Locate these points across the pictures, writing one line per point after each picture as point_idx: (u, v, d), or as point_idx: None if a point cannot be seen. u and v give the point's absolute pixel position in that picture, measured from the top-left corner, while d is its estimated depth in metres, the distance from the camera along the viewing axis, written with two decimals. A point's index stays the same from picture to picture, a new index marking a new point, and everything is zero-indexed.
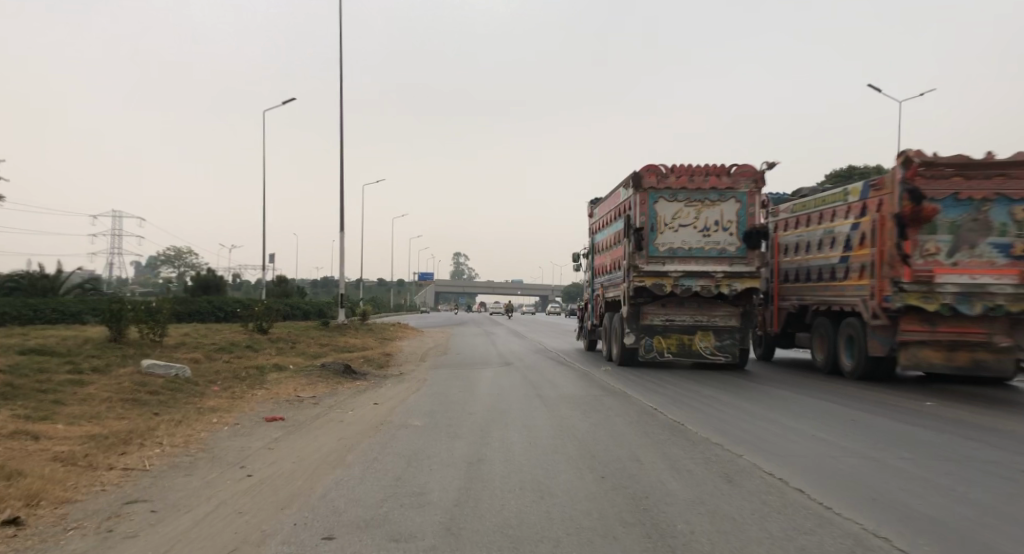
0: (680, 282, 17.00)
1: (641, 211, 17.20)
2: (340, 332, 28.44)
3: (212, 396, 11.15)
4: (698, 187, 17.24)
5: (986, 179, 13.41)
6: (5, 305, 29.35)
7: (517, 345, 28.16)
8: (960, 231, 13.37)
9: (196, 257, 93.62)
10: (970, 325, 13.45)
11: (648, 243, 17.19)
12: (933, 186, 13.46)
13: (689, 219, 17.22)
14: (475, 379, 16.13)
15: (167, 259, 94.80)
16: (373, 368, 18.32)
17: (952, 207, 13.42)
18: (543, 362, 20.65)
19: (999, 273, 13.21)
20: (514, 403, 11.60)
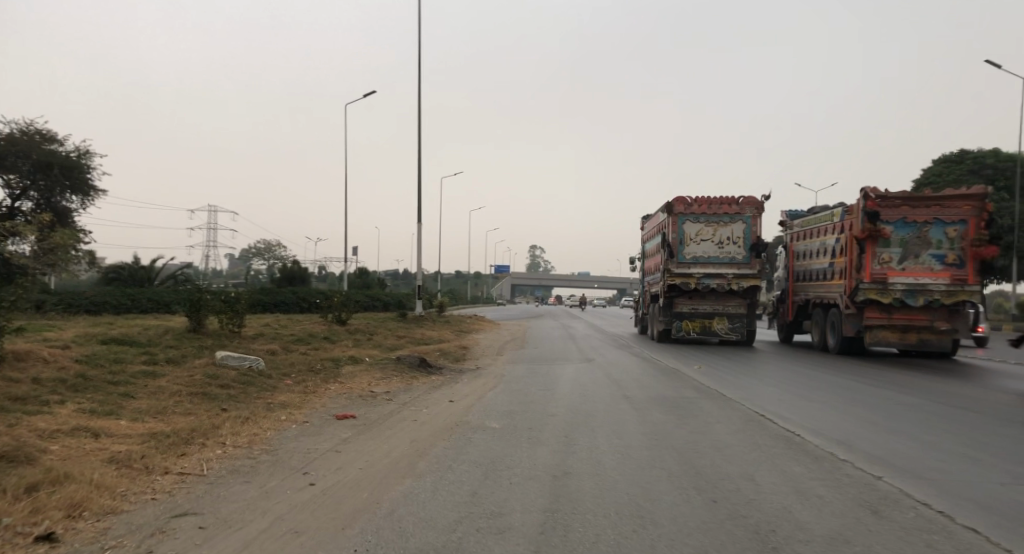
0: (701, 281, 23.00)
1: (673, 230, 23.17)
2: (418, 324, 28.21)
3: (284, 390, 10.78)
4: (715, 212, 23.08)
5: (927, 207, 17.95)
6: (106, 296, 30.82)
7: (597, 339, 27.09)
8: (908, 245, 18.00)
9: (285, 250, 97.23)
10: (917, 313, 18.09)
11: (678, 253, 23.14)
12: (886, 212, 18.02)
13: (708, 236, 23.09)
14: (555, 376, 15.23)
15: (258, 251, 98.86)
16: (449, 361, 17.79)
17: (902, 227, 17.98)
18: (627, 358, 19.53)
19: (937, 276, 17.79)
20: (600, 405, 10.63)
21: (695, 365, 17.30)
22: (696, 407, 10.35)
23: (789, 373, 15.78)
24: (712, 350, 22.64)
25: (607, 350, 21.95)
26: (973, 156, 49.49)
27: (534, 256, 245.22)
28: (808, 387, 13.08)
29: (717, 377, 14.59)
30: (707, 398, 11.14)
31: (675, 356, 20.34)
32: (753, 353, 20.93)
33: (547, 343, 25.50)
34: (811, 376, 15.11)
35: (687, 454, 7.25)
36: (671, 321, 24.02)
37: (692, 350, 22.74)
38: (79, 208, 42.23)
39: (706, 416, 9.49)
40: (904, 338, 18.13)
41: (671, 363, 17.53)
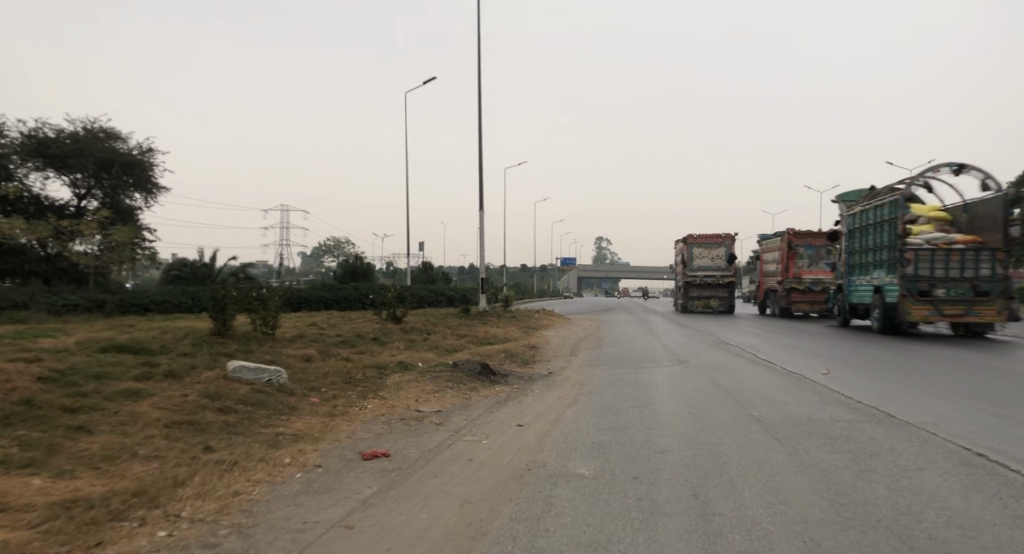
0: (704, 280, 39.23)
1: (688, 252, 38.32)
2: (481, 320, 25.85)
3: (305, 413, 8.40)
4: (712, 243, 38.96)
5: (820, 238, 32.42)
6: (164, 294, 29.91)
7: (683, 336, 23.91)
8: (812, 257, 32.58)
9: (353, 246, 97.17)
10: (818, 293, 32.19)
11: (690, 265, 39.78)
12: (798, 240, 32.71)
13: (706, 255, 40.04)
14: (652, 384, 12.39)
15: (328, 249, 99.18)
16: (516, 365, 15.25)
17: (810, 249, 32.41)
18: (732, 358, 16.48)
19: (825, 273, 32.51)
20: (721, 431, 7.79)
21: (823, 367, 14.07)
22: (865, 435, 7.26)
23: (948, 374, 12.46)
24: (827, 346, 19.26)
25: (702, 349, 18.85)
26: None
27: (601, 248, 240.29)
28: (1002, 396, 9.72)
29: (862, 384, 11.39)
30: (872, 421, 8.00)
31: (786, 354, 17.16)
32: (882, 352, 17.46)
33: (630, 342, 22.57)
34: (987, 379, 11.73)
35: (913, 541, 4.28)
36: (689, 303, 40.50)
37: (800, 347, 19.36)
38: (142, 206, 41.95)
39: (894, 453, 6.41)
40: (813, 306, 32.27)
41: (787, 366, 14.38)
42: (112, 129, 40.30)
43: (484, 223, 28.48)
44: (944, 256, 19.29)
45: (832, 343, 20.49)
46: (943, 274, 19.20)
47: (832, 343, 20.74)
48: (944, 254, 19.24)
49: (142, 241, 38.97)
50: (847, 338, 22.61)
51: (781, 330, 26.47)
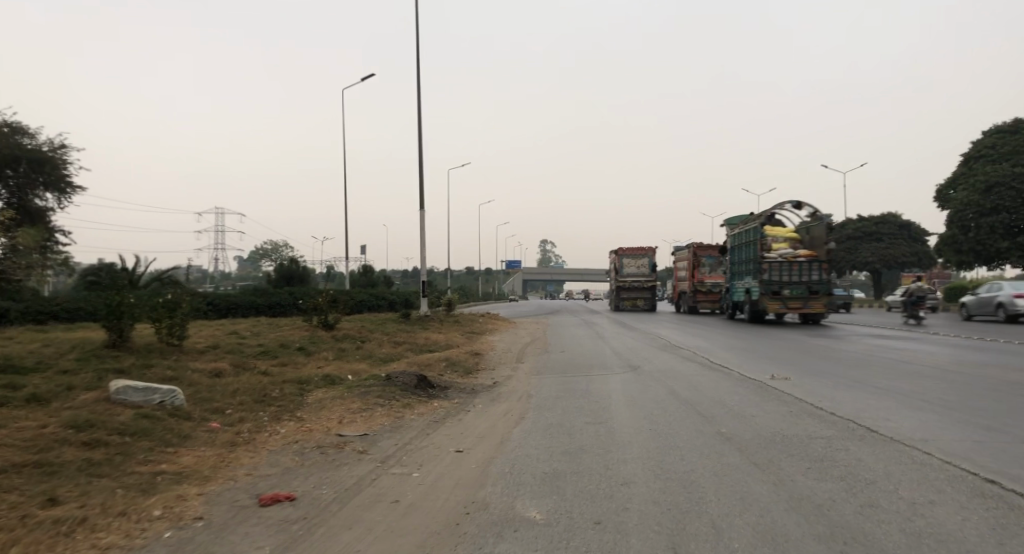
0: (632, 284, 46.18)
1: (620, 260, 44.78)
2: (422, 325, 24.52)
3: (199, 444, 6.94)
4: (637, 252, 46.14)
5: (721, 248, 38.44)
6: (76, 302, 27.45)
7: (633, 340, 23.08)
8: (714, 264, 38.43)
9: (292, 248, 93.84)
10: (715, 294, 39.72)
11: (620, 272, 46.64)
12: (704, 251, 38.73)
13: (634, 264, 47.13)
14: (606, 394, 11.41)
15: (266, 252, 95.46)
16: (457, 375, 14.04)
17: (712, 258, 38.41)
18: (686, 363, 15.69)
19: None
20: (690, 454, 6.79)
21: (781, 371, 13.35)
22: (852, 457, 6.33)
23: (910, 377, 11.94)
24: (779, 349, 18.77)
25: (653, 353, 18.07)
26: None
27: (545, 251, 241.10)
28: (975, 398, 9.09)
29: (827, 387, 10.65)
30: (853, 437, 7.11)
31: (740, 358, 16.48)
32: (835, 355, 17.01)
33: (579, 346, 21.67)
34: (951, 379, 11.21)
35: None
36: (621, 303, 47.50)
37: (752, 350, 18.81)
38: (55, 207, 38.80)
39: (893, 480, 5.47)
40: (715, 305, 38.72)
41: (743, 370, 13.64)
42: (19, 124, 37.12)
43: (424, 224, 27.12)
44: (789, 267, 26.55)
45: (783, 346, 20.05)
46: (788, 280, 26.50)
47: (783, 345, 20.31)
48: (789, 264, 26.52)
49: (53, 245, 35.94)
50: (796, 340, 22.27)
51: (729, 331, 26.05)
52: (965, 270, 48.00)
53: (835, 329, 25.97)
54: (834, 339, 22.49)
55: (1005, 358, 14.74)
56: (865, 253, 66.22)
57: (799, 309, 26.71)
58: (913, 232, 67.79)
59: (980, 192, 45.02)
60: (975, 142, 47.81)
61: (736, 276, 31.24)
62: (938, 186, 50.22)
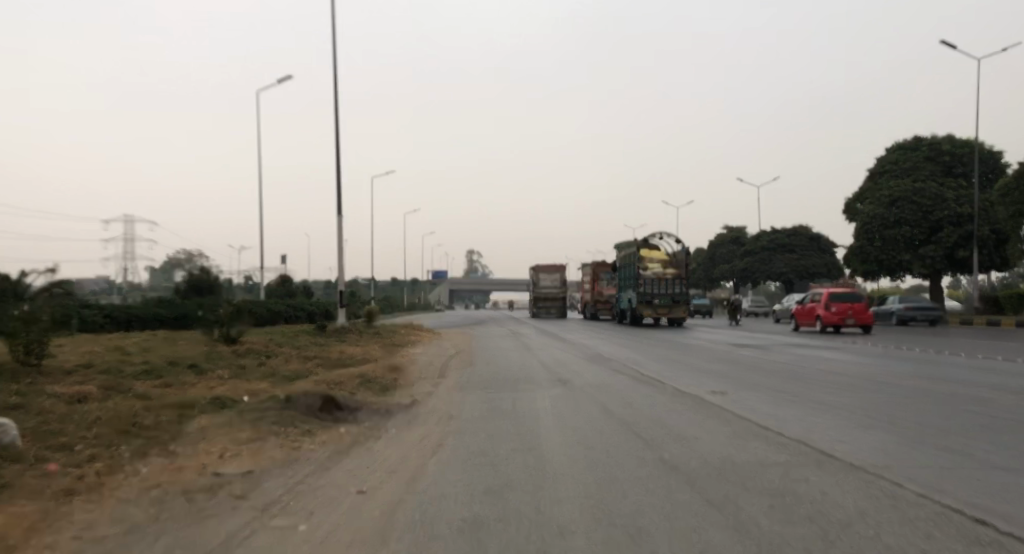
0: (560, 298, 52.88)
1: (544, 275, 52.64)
2: (339, 337, 22.98)
3: (18, 494, 5.41)
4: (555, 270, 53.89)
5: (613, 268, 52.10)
6: None
7: (561, 351, 22.30)
8: (609, 279, 52.58)
9: (206, 257, 88.95)
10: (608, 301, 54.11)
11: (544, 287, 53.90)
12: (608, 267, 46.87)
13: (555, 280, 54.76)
14: (536, 413, 10.44)
15: (178, 262, 90.07)
16: (371, 393, 12.74)
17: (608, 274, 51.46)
18: (617, 375, 14.94)
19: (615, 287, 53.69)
20: (633, 488, 5.86)
21: (717, 385, 12.72)
22: (815, 489, 5.53)
23: (847, 390, 11.51)
24: (708, 359, 18.41)
25: (584, 366, 17.26)
26: (928, 142, 47.85)
27: (472, 261, 239.95)
28: (923, 416, 8.59)
29: (770, 403, 10.01)
30: (810, 464, 6.36)
31: (672, 369, 15.87)
32: (765, 366, 16.71)
33: (506, 358, 20.69)
34: (890, 394, 10.87)
35: None
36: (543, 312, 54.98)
37: (682, 360, 18.31)
38: None
39: (870, 521, 4.67)
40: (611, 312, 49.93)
41: (677, 383, 12.96)
42: None
43: (341, 230, 25.47)
44: (658, 282, 39.07)
45: (712, 356, 19.75)
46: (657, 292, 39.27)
47: (712, 355, 19.97)
48: (659, 280, 39.16)
49: None
50: (724, 350, 22.08)
51: (658, 342, 25.70)
52: (872, 279, 50.00)
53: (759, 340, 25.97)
54: (759, 349, 22.36)
55: (928, 369, 14.76)
56: (780, 264, 68.32)
57: (667, 312, 39.47)
58: (823, 243, 70.54)
59: (885, 205, 47.00)
60: (879, 158, 50.06)
61: (624, 288, 42.92)
62: (847, 199, 52.32)
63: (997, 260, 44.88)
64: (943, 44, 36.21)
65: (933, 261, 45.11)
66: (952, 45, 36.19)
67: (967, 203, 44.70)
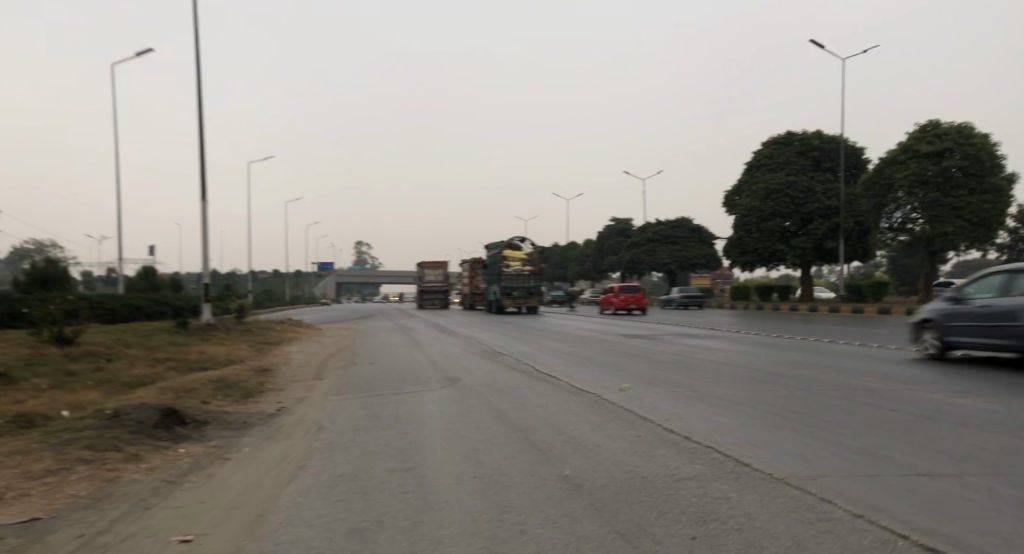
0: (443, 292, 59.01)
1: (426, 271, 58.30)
2: (203, 336, 20.64)
3: None
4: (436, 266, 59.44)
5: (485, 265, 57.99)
6: None
7: (450, 346, 21.18)
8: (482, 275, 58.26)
9: (58, 248, 80.38)
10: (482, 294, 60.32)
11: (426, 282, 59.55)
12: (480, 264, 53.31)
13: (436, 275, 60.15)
14: (420, 420, 9.28)
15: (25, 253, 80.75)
16: (230, 401, 11.05)
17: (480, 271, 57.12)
18: (509, 372, 14.05)
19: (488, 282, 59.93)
20: (529, 517, 4.87)
21: (614, 380, 12.11)
22: (739, 511, 4.76)
23: (743, 384, 11.21)
24: (601, 352, 17.93)
25: (475, 362, 16.26)
26: (799, 138, 50.70)
27: (361, 253, 233.17)
28: (826, 414, 8.25)
29: (671, 401, 9.40)
30: (724, 477, 5.64)
31: (567, 363, 15.19)
32: (658, 358, 16.44)
33: (392, 355, 19.34)
34: (786, 388, 10.63)
35: None
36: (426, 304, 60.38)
37: (576, 353, 17.73)
38: None
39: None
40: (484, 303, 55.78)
41: (573, 379, 12.24)
42: None
43: (207, 216, 22.94)
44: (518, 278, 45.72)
45: (606, 348, 19.36)
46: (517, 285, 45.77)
47: (604, 347, 19.59)
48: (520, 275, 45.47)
49: None
50: (617, 341, 21.83)
51: (550, 334, 25.22)
52: (748, 269, 52.60)
53: (650, 329, 26.15)
54: (650, 339, 22.31)
55: (813, 358, 14.97)
56: (664, 255, 70.73)
57: (525, 302, 46.26)
58: (703, 235, 73.65)
59: (761, 198, 49.50)
60: (756, 152, 52.55)
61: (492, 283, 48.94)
62: (726, 192, 54.64)
63: (857, 251, 48.35)
64: (812, 43, 37.16)
65: (803, 252, 48.05)
66: (821, 46, 37.43)
67: (833, 196, 47.86)
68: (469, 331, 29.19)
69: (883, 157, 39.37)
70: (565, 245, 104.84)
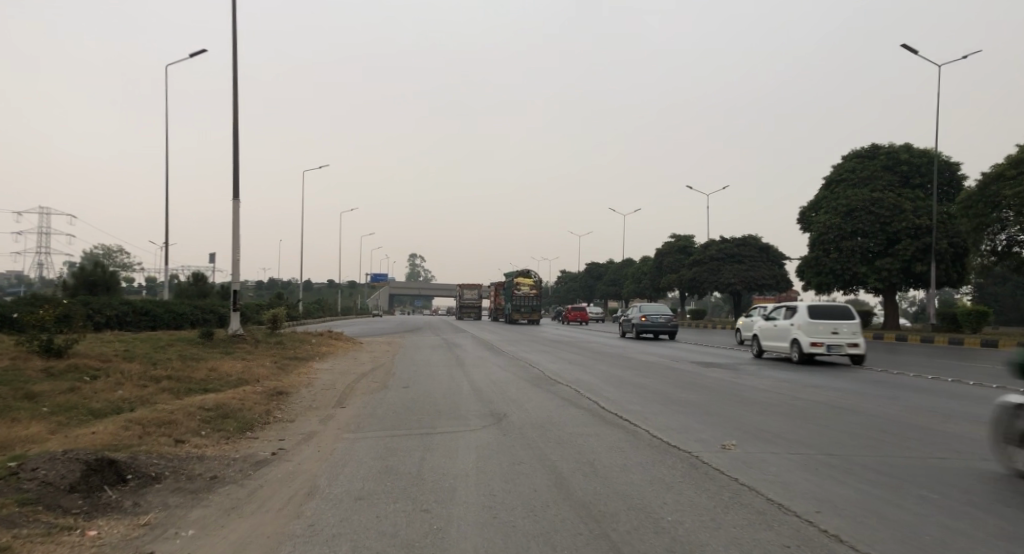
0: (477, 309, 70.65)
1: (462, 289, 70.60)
2: (226, 349, 18.74)
3: None
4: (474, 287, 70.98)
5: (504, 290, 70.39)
6: None
7: (495, 369, 18.71)
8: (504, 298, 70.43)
9: (127, 254, 83.34)
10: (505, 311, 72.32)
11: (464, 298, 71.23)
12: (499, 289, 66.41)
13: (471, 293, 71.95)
14: (450, 487, 6.65)
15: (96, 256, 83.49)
16: (214, 438, 8.68)
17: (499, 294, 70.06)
18: (569, 409, 11.39)
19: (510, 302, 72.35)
20: None
21: (709, 428, 9.33)
22: None
23: (884, 445, 8.36)
24: (674, 384, 15.12)
25: (524, 392, 13.69)
26: (885, 152, 46.59)
27: (414, 265, 235.30)
28: None
29: (808, 481, 6.56)
30: None
31: (639, 399, 12.49)
32: (748, 395, 13.53)
33: (432, 377, 16.92)
34: (953, 454, 7.78)
35: None
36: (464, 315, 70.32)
37: (644, 384, 14.98)
38: None
39: None
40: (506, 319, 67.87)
41: (653, 426, 9.47)
42: None
43: (239, 217, 20.99)
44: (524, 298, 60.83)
45: (678, 378, 16.59)
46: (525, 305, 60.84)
47: (677, 377, 16.77)
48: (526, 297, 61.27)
49: None
50: (689, 371, 18.93)
51: (609, 358, 22.46)
52: (824, 293, 48.61)
53: (724, 356, 23.16)
54: (727, 369, 19.35)
55: (948, 404, 11.96)
56: (728, 275, 66.65)
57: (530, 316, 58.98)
58: (771, 255, 69.08)
59: (840, 216, 45.52)
60: (835, 166, 48.66)
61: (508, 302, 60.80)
62: (800, 209, 50.79)
63: (952, 275, 43.78)
64: (903, 48, 34.17)
65: (888, 275, 43.78)
66: (912, 50, 34.25)
67: (923, 216, 43.47)
68: (512, 347, 27.33)
69: (987, 172, 35.13)
70: (620, 261, 101.18)
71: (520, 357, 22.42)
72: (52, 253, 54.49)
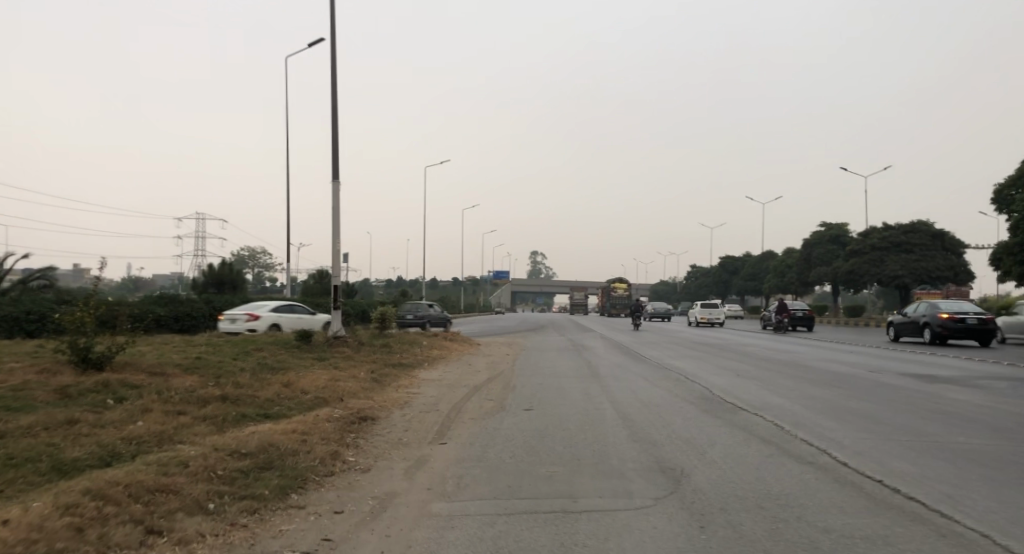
0: None
1: None
2: (321, 353, 16.17)
3: None
4: None
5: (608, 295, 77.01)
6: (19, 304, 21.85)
7: (641, 382, 14.67)
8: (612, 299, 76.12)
9: (270, 256, 87.87)
10: None
11: None
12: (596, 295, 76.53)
13: None
14: None
15: (244, 256, 88.59)
16: (222, 519, 5.35)
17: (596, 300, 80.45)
18: (792, 468, 7.01)
19: None
20: None
21: None
22: None
23: None
24: (915, 413, 10.29)
25: (697, 425, 9.50)
26: None
27: (536, 262, 234.72)
28: None
29: None
30: None
31: (888, 441, 7.99)
32: None
33: (567, 394, 12.97)
34: None
35: None
36: None
37: (871, 413, 10.29)
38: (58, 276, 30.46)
39: None
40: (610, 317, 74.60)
41: (996, 528, 4.95)
42: (50, 274, 29.54)
43: (339, 202, 18.32)
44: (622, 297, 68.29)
45: (910, 402, 11.64)
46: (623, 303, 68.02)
47: (905, 400, 11.84)
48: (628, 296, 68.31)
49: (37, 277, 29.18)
50: (912, 388, 13.85)
51: (786, 367, 17.56)
52: None
53: (942, 366, 17.56)
54: (963, 386, 14.05)
55: None
56: (894, 266, 57.73)
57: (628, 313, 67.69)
58: (950, 242, 58.99)
59: None
60: None
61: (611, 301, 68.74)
62: (997, 183, 41.99)
63: None
64: None
65: None
66: None
67: None
68: (653, 352, 23.00)
69: None
70: (759, 254, 92.79)
71: (670, 366, 18.08)
72: (201, 253, 57.41)
